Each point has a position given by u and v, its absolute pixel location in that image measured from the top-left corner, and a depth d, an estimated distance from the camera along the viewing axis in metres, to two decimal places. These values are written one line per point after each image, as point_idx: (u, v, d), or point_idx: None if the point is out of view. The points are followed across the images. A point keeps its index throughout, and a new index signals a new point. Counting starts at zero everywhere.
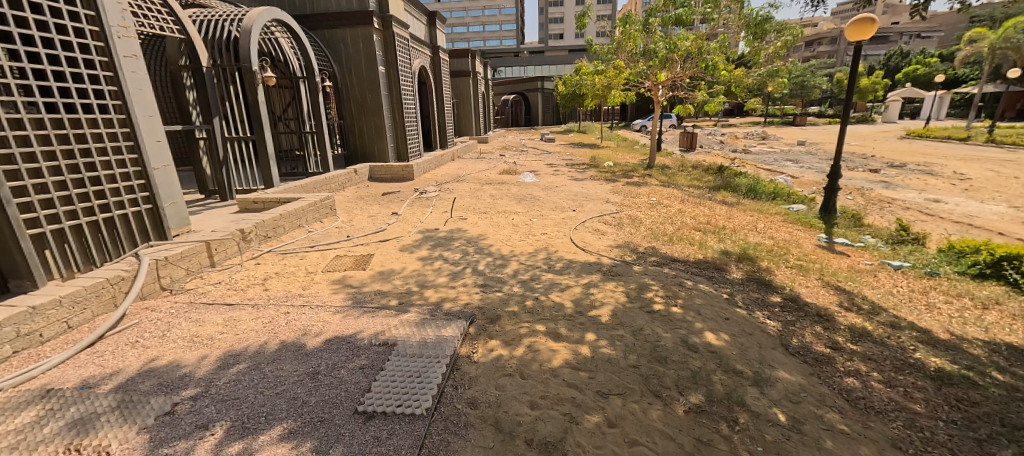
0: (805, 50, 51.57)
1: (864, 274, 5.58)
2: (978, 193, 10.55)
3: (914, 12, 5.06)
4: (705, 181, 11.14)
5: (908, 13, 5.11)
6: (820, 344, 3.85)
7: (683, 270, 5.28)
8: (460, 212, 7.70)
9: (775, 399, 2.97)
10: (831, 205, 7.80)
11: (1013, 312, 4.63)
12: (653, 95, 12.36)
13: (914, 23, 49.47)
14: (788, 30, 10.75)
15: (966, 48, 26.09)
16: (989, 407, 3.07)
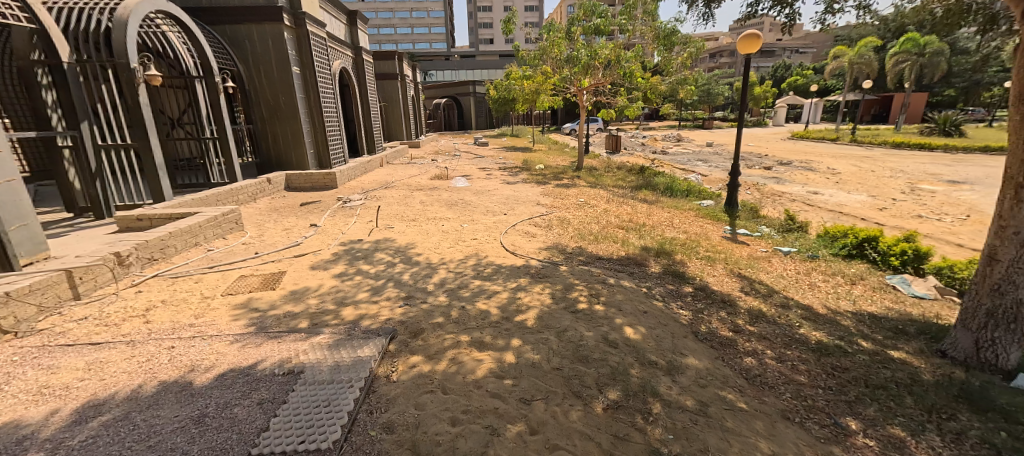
0: (709, 60, 56.98)
1: (761, 260, 6.24)
2: (846, 185, 12.34)
3: (786, 30, 5.77)
4: (628, 181, 11.80)
5: (781, 31, 5.81)
6: (724, 329, 4.21)
7: (607, 267, 5.51)
8: (387, 221, 7.38)
9: (685, 386, 3.18)
10: (734, 200, 8.62)
11: (873, 285, 5.45)
12: (579, 100, 12.84)
13: (793, 40, 56.88)
14: (693, 43, 11.69)
15: (832, 63, 30.61)
16: (856, 371, 3.56)
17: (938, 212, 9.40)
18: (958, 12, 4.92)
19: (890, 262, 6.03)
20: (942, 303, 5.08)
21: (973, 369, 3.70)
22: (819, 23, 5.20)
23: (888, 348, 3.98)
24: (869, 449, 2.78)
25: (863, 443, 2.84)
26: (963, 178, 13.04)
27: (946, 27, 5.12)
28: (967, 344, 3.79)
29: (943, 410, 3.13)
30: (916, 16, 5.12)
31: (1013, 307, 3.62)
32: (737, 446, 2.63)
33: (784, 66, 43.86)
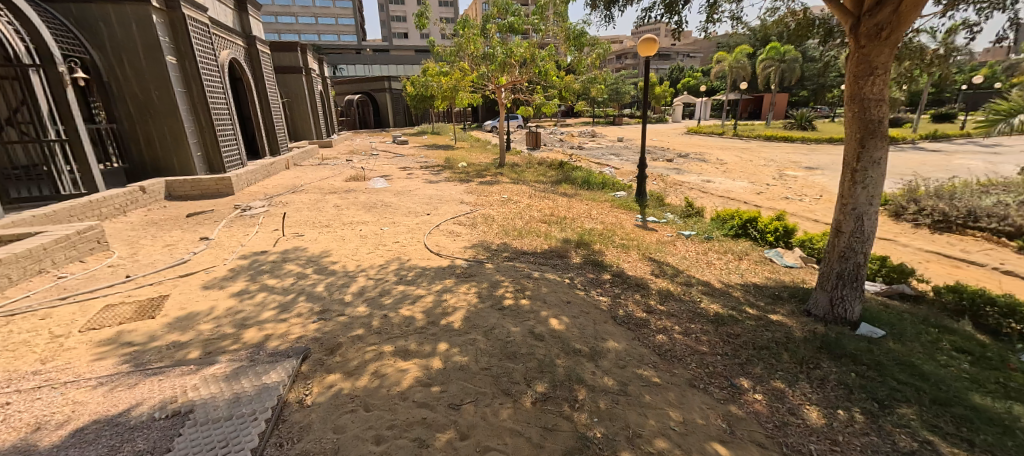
0: (615, 61, 60.73)
1: (668, 244, 6.78)
2: (734, 174, 13.93)
3: (677, 35, 6.28)
4: (548, 176, 12.13)
5: (673, 36, 6.31)
6: (639, 310, 4.50)
7: (531, 262, 5.60)
8: (296, 229, 6.75)
9: (607, 369, 3.34)
10: (643, 190, 9.25)
11: (756, 259, 6.22)
12: (497, 98, 12.90)
13: (685, 44, 62.84)
14: (600, 45, 12.30)
15: (717, 66, 34.39)
16: (746, 336, 4.03)
17: (802, 194, 11.02)
18: (805, 26, 5.72)
19: (767, 239, 6.93)
20: (806, 270, 5.96)
21: (830, 324, 4.44)
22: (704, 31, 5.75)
23: (768, 313, 4.58)
24: (759, 404, 3.17)
25: (755, 398, 3.23)
26: (818, 164, 15.47)
27: (796, 38, 5.93)
28: (823, 304, 4.54)
29: (810, 360, 3.68)
30: (777, 28, 5.95)
31: (855, 269, 4.35)
32: (654, 420, 2.83)
33: (678, 68, 48.27)
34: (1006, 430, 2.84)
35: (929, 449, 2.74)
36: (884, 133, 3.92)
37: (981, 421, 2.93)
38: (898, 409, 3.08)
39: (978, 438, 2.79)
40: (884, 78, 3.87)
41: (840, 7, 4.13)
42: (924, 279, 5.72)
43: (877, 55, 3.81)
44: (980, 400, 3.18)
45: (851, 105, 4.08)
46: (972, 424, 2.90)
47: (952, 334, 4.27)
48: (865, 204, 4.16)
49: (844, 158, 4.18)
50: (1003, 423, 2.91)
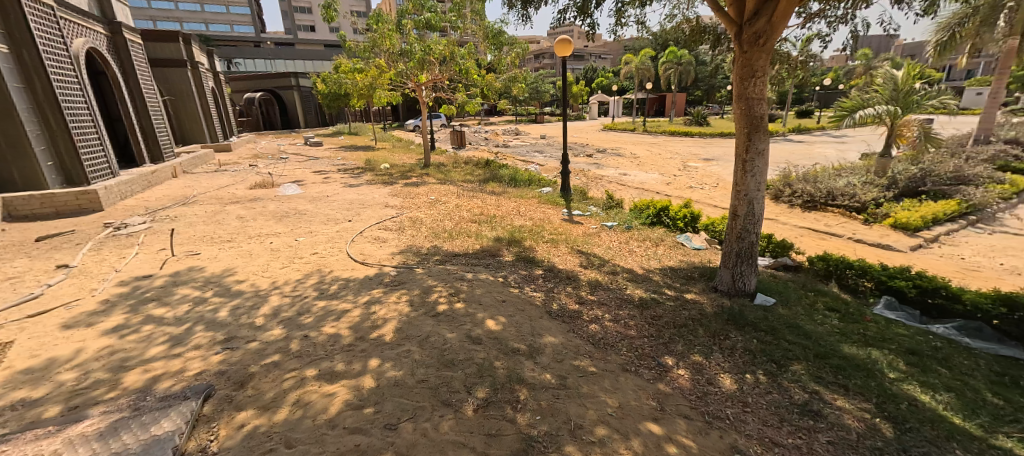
0: (533, 61, 62.02)
1: (593, 236, 7.00)
2: (647, 167, 14.90)
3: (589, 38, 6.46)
4: (475, 175, 12.00)
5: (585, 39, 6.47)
6: (572, 302, 4.55)
7: (463, 263, 5.43)
8: (190, 246, 5.90)
9: (546, 364, 3.31)
10: (567, 185, 9.49)
11: (671, 244, 6.67)
12: (418, 96, 12.47)
13: (596, 46, 66.19)
14: (519, 44, 12.32)
15: (626, 67, 36.66)
16: (668, 317, 4.28)
17: (706, 183, 12.11)
18: (698, 32, 6.20)
19: (678, 225, 7.48)
20: (711, 251, 6.53)
21: (733, 297, 4.83)
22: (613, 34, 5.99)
23: (683, 292, 4.91)
24: (684, 379, 3.36)
25: (680, 374, 3.42)
26: (715, 156, 17.16)
27: (690, 43, 6.39)
28: (727, 279, 4.93)
29: (720, 331, 4.01)
30: (674, 35, 6.41)
31: (748, 247, 4.76)
32: (594, 408, 2.86)
33: (592, 68, 50.63)
34: (869, 374, 3.40)
35: (818, 400, 3.13)
36: (767, 128, 4.37)
37: (850, 367, 3.45)
38: (791, 366, 3.51)
39: (851, 383, 3.27)
40: (764, 80, 4.32)
41: (725, 15, 4.52)
42: (799, 250, 6.56)
43: (756, 59, 4.24)
44: (848, 350, 3.75)
45: (739, 103, 4.49)
46: (845, 371, 3.40)
47: (823, 295, 4.94)
48: (755, 189, 4.59)
49: (736, 150, 4.56)
50: (862, 367, 3.48)
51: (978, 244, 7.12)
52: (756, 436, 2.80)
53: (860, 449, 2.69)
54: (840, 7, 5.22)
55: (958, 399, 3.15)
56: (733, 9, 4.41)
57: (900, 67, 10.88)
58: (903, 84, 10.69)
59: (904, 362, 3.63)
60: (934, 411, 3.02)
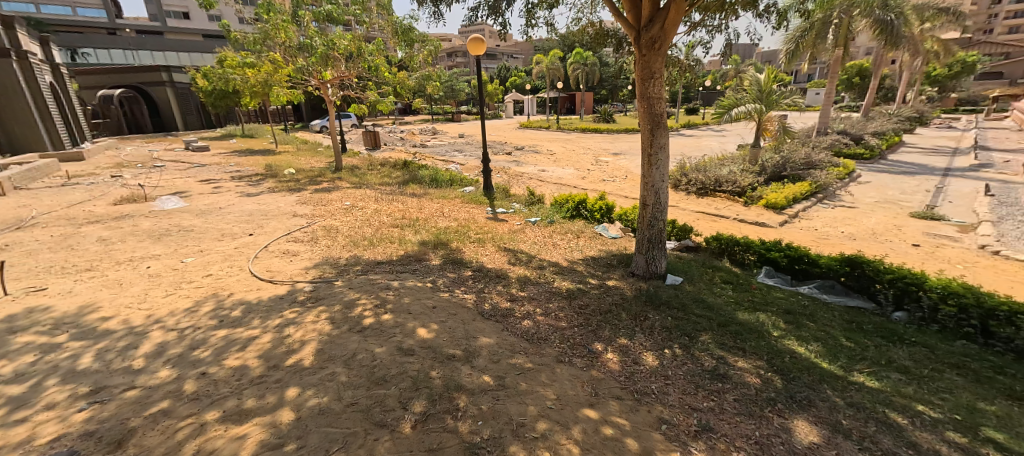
0: (446, 59, 60.96)
1: (519, 233, 6.99)
2: (565, 163, 15.40)
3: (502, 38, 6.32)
4: (392, 177, 11.43)
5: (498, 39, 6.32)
6: (503, 301, 4.46)
7: (386, 271, 5.06)
8: (37, 281, 4.77)
9: (484, 366, 3.17)
10: (489, 184, 9.41)
11: (591, 235, 6.93)
12: (323, 95, 11.50)
13: (508, 45, 67.17)
14: (430, 41, 11.82)
15: (538, 66, 37.65)
16: (594, 304, 4.39)
17: (618, 175, 12.84)
18: (602, 35, 6.43)
19: (596, 216, 7.79)
20: (626, 239, 6.90)
21: (648, 280, 5.09)
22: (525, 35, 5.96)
23: (605, 280, 5.09)
24: (613, 362, 3.44)
25: (609, 358, 3.50)
26: (623, 150, 18.32)
27: (595, 46, 6.61)
28: (641, 264, 5.17)
29: (640, 313, 4.21)
30: (580, 37, 6.59)
31: (657, 233, 5.02)
32: (533, 405, 2.79)
33: (504, 68, 51.23)
34: (758, 335, 3.84)
35: (724, 364, 3.42)
36: (667, 124, 4.66)
37: (745, 332, 3.87)
38: (700, 337, 3.80)
39: (747, 345, 3.65)
40: (662, 81, 4.61)
41: (624, 20, 4.75)
42: (696, 232, 7.14)
43: (654, 62, 4.52)
44: (742, 316, 4.19)
45: (641, 102, 4.74)
46: (742, 336, 3.80)
47: (719, 270, 5.46)
48: (660, 180, 4.87)
49: (641, 145, 4.80)
50: (753, 330, 3.92)
51: (826, 217, 8.43)
52: (678, 406, 2.95)
53: (761, 403, 2.97)
54: (716, 19, 5.71)
55: (822, 348, 3.70)
56: (631, 15, 4.64)
57: (761, 72, 12.44)
58: (765, 85, 12.21)
59: (782, 321, 4.16)
60: (806, 359, 3.50)
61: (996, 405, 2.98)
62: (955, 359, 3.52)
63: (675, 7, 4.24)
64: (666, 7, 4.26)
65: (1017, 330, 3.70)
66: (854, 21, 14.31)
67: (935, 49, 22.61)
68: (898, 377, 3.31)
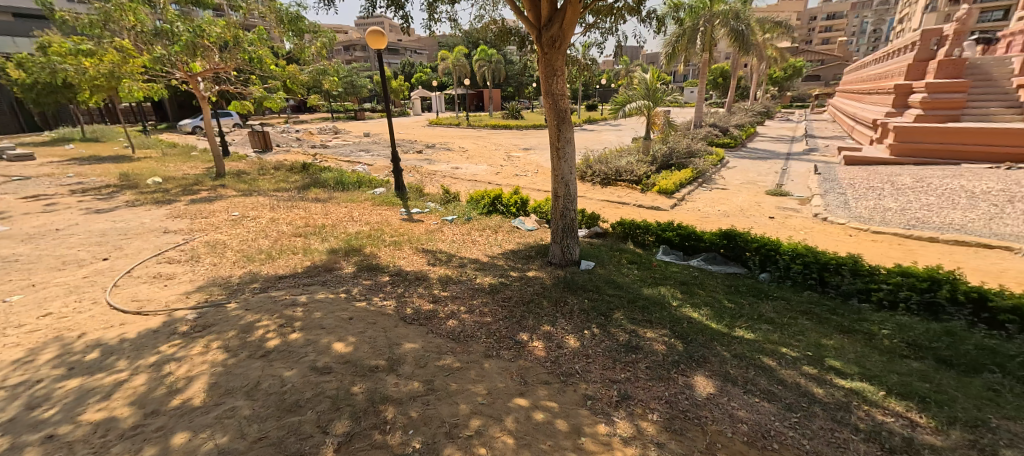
0: (342, 53, 56.76)
1: (436, 232, 6.81)
2: (477, 159, 15.39)
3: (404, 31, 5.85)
4: (290, 181, 10.42)
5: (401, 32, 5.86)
6: (425, 303, 4.30)
7: (292, 286, 4.59)
8: None
9: (410, 373, 3.02)
10: (401, 184, 9.04)
11: (508, 229, 7.01)
12: (192, 89, 10.12)
13: (409, 40, 64.97)
14: (322, 33, 10.77)
15: (443, 63, 36.99)
16: (516, 296, 4.44)
17: (529, 170, 13.18)
18: (505, 34, 6.45)
19: (512, 211, 7.90)
20: (542, 230, 7.09)
21: (565, 267, 5.28)
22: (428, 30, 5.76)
23: (525, 271, 5.18)
24: (538, 349, 3.50)
25: (535, 346, 3.55)
26: (531, 145, 18.84)
27: (499, 43, 6.63)
28: (557, 252, 5.35)
29: (559, 299, 4.35)
30: (482, 35, 6.62)
31: (569, 222, 5.23)
32: (465, 403, 2.73)
33: (408, 63, 49.39)
34: (661, 307, 4.20)
35: (636, 336, 3.68)
36: (571, 119, 4.85)
37: (653, 306, 4.20)
38: (614, 315, 4.04)
39: (654, 317, 3.97)
40: (564, 78, 4.78)
41: (524, 18, 4.81)
42: (603, 219, 7.59)
43: (556, 60, 4.66)
44: (649, 292, 4.54)
45: (547, 99, 4.86)
46: (649, 310, 4.12)
47: (625, 252, 5.87)
48: (569, 172, 5.07)
49: (549, 140, 4.93)
50: (656, 303, 4.28)
51: (705, 198, 9.52)
52: (600, 380, 3.10)
53: (669, 366, 3.25)
54: (607, 23, 6.07)
55: (710, 311, 4.18)
56: (532, 13, 4.70)
57: (646, 72, 13.57)
58: (651, 84, 13.37)
59: (678, 291, 4.61)
60: (698, 322, 3.92)
61: (834, 339, 3.67)
62: (806, 308, 4.22)
63: (571, 7, 4.40)
64: (563, 7, 4.40)
65: (844, 277, 4.52)
66: (716, 28, 16.33)
67: (776, 55, 26.86)
68: (767, 328, 3.86)
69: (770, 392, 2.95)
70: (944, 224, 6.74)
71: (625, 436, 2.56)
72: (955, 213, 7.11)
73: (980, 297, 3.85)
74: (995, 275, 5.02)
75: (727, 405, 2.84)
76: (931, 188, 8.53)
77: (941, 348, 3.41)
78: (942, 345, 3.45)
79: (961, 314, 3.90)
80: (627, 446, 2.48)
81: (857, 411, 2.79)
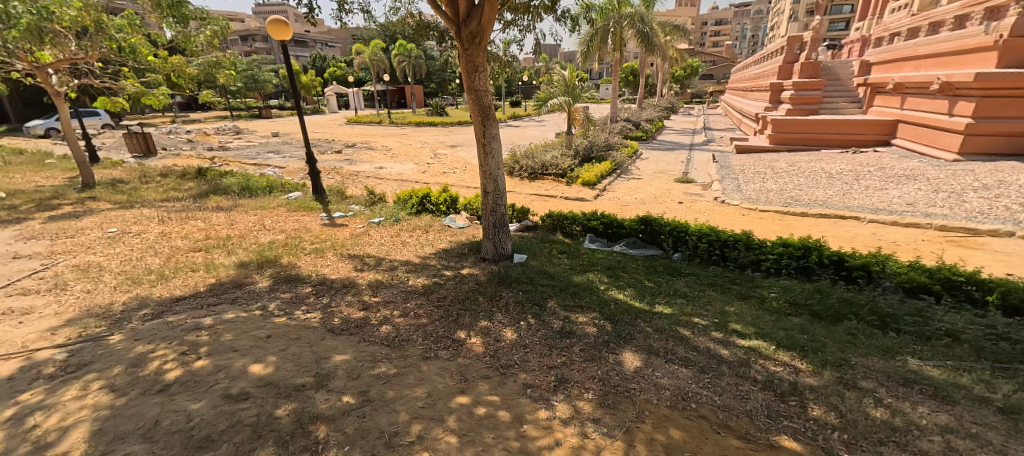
0: (240, 43, 51.05)
1: (363, 236, 6.47)
2: (401, 158, 14.87)
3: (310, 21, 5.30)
4: (184, 189, 9.23)
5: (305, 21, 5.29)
6: (354, 311, 4.08)
7: (194, 307, 4.07)
8: None
9: (341, 386, 2.85)
10: (320, 187, 8.55)
11: (438, 228, 6.88)
12: (41, 82, 8.56)
13: (319, 32, 60.66)
14: (213, 20, 9.42)
15: (358, 58, 35.10)
16: (451, 295, 4.38)
17: (457, 167, 13.03)
18: (423, 28, 6.26)
19: (441, 210, 7.77)
20: (473, 227, 7.06)
21: (499, 262, 5.31)
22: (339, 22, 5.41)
23: (459, 269, 5.12)
24: (476, 346, 3.48)
25: (473, 342, 3.53)
26: (458, 142, 18.63)
27: (418, 37, 6.43)
28: (490, 248, 5.36)
29: (495, 293, 4.37)
30: (400, 29, 6.40)
31: (499, 216, 5.25)
32: (403, 410, 2.64)
33: (319, 56, 46.04)
34: (591, 292, 4.39)
35: (569, 322, 3.82)
36: (495, 115, 4.86)
37: (583, 292, 4.38)
38: (548, 304, 4.16)
39: (584, 303, 4.15)
40: (486, 75, 4.77)
41: (443, 13, 4.71)
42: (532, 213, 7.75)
43: (476, 56, 4.62)
44: (578, 279, 4.73)
45: (470, 95, 4.82)
46: (580, 296, 4.29)
47: (555, 243, 6.05)
48: (496, 168, 5.08)
49: (475, 136, 4.89)
50: (587, 288, 4.48)
51: (624, 188, 10.12)
52: (538, 368, 3.17)
53: (600, 346, 3.42)
54: (525, 21, 6.18)
55: (633, 291, 4.47)
56: (449, 8, 4.62)
57: (565, 69, 14.06)
58: (569, 81, 13.92)
59: (605, 276, 4.86)
60: (624, 302, 4.17)
61: (735, 306, 4.12)
62: (712, 280, 4.69)
63: (488, 4, 4.39)
64: (481, 3, 4.38)
65: (740, 251, 5.07)
66: (624, 29, 17.39)
67: (677, 56, 29.34)
68: (682, 302, 4.21)
69: (686, 359, 3.23)
70: (812, 200, 7.81)
71: (564, 417, 2.65)
72: (824, 190, 8.30)
73: (839, 260, 4.55)
74: (850, 241, 5.97)
75: (652, 375, 3.06)
76: (804, 170, 9.87)
77: (815, 304, 3.99)
78: (816, 302, 4.04)
79: (827, 274, 4.57)
80: (566, 427, 2.57)
81: (756, 365, 3.16)
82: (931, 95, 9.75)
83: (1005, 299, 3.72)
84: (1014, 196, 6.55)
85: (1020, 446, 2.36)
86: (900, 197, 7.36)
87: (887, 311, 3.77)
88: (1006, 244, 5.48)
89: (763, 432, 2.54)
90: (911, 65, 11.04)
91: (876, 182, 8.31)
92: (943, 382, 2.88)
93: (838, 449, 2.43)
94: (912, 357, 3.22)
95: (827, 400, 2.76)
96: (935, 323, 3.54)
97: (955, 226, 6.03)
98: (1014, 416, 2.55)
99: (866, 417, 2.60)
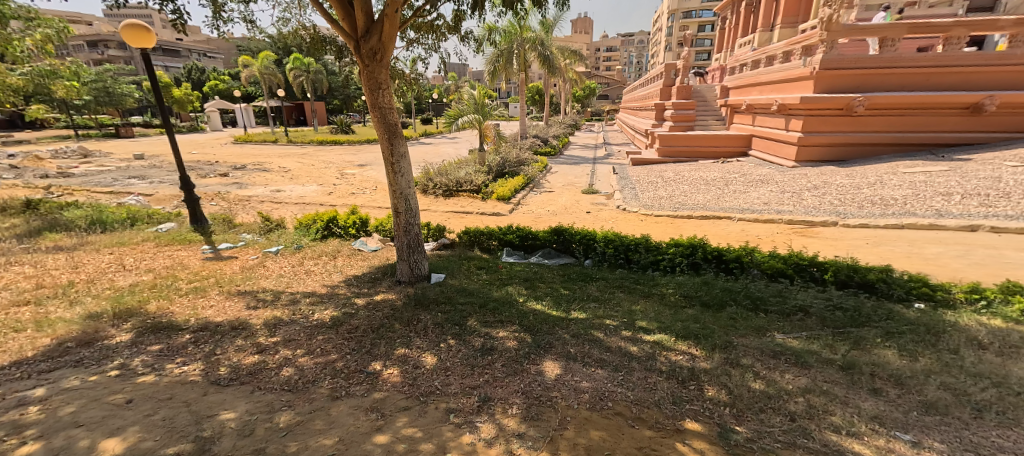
0: (88, 50, 42.78)
1: (256, 269, 5.77)
2: (300, 180, 13.72)
3: (177, 28, 4.64)
4: (4, 228, 7.42)
5: (173, 29, 4.64)
6: (247, 356, 3.59)
7: (17, 378, 3.24)
8: None
9: (230, 448, 2.47)
10: (198, 215, 7.55)
11: (346, 253, 6.42)
12: None
13: (197, 42, 54.03)
14: (40, 21, 7.95)
15: (245, 70, 31.81)
16: (364, 325, 4.08)
17: (367, 187, 12.38)
18: (319, 41, 5.84)
19: (348, 234, 7.27)
20: (385, 251, 6.69)
21: (415, 284, 5.10)
22: (215, 30, 4.80)
23: (372, 296, 4.81)
24: (393, 376, 3.28)
25: (389, 373, 3.32)
26: (367, 161, 17.79)
27: (314, 52, 5.99)
28: (405, 270, 5.13)
29: (412, 318, 4.18)
30: (292, 40, 5.88)
31: (414, 236, 5.05)
32: None
33: (196, 68, 40.83)
34: (511, 306, 4.40)
35: (490, 339, 3.78)
36: (403, 133, 4.71)
37: (503, 307, 4.38)
38: (468, 322, 4.08)
39: (505, 317, 4.14)
40: (390, 91, 4.60)
41: (339, 27, 4.46)
42: (447, 230, 7.62)
43: (378, 71, 4.44)
44: (498, 294, 4.72)
45: (374, 112, 4.62)
46: (500, 311, 4.29)
47: (473, 259, 6.01)
48: (407, 187, 4.89)
49: (381, 155, 4.68)
50: (506, 302, 4.49)
51: (536, 201, 10.46)
52: (460, 390, 3.08)
53: (521, 359, 3.44)
54: (429, 38, 6.09)
55: (550, 300, 4.59)
56: (346, 23, 4.40)
57: (473, 87, 14.26)
58: (478, 99, 14.14)
59: (523, 288, 4.93)
60: (542, 313, 4.25)
61: (640, 304, 4.44)
62: (619, 282, 5.02)
63: (388, 21, 4.27)
64: (380, 20, 4.25)
65: (641, 253, 5.53)
66: (526, 52, 18.23)
67: (576, 78, 31.56)
68: (594, 306, 4.44)
69: (601, 360, 3.39)
70: (696, 205, 8.80)
71: (488, 438, 2.59)
72: (704, 195, 9.42)
73: (718, 254, 5.17)
74: (725, 237, 6.85)
75: (571, 380, 3.15)
76: (687, 179, 11.13)
77: (704, 295, 4.47)
78: (703, 292, 4.53)
79: (711, 267, 5.16)
80: (490, 448, 2.51)
81: (659, 357, 3.42)
82: (773, 114, 11.69)
83: (837, 275, 4.53)
84: (837, 193, 8.09)
85: (858, 394, 2.87)
86: (758, 198, 8.67)
87: (757, 294, 4.36)
88: (834, 231, 6.74)
89: (670, 419, 2.74)
90: (756, 89, 13.25)
91: (742, 186, 9.68)
92: (801, 349, 3.40)
93: (730, 423, 2.70)
94: (777, 332, 3.76)
95: (718, 381, 3.07)
96: (792, 301, 4.18)
97: (798, 219, 7.24)
98: (851, 371, 3.10)
99: (748, 390, 2.95)
